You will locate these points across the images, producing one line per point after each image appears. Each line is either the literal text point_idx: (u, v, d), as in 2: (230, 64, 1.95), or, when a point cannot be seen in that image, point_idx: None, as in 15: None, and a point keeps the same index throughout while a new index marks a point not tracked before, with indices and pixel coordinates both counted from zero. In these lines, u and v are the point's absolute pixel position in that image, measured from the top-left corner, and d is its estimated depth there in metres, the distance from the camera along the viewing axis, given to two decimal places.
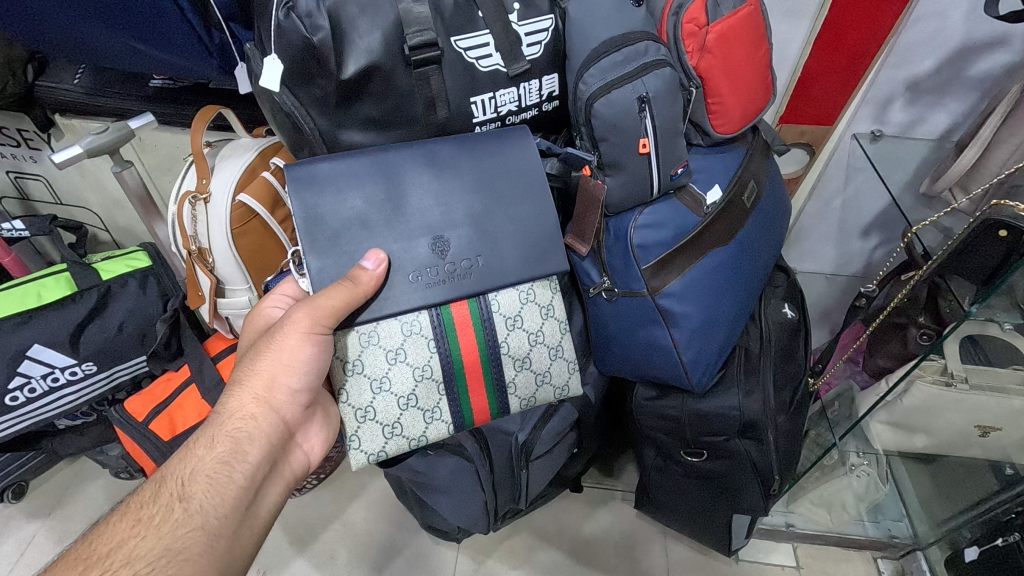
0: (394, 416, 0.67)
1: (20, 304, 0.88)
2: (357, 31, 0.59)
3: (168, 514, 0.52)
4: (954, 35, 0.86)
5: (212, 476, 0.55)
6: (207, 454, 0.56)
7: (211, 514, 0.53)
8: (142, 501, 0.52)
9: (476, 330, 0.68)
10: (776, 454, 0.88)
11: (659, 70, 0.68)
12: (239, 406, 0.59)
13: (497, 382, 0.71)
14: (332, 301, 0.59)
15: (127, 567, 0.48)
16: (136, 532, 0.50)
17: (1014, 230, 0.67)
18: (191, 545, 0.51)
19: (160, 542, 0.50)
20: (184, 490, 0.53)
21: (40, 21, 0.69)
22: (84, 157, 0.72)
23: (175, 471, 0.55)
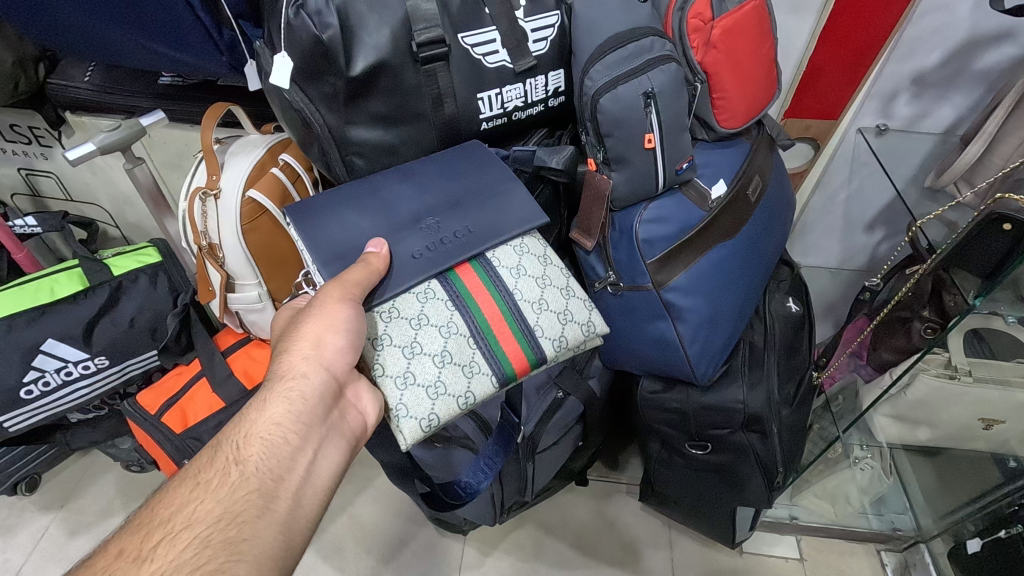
0: (435, 374, 0.61)
1: (34, 299, 0.89)
2: (366, 29, 0.60)
3: (224, 477, 0.50)
4: (960, 28, 0.86)
5: (264, 439, 0.53)
6: (260, 418, 0.55)
7: (266, 476, 0.51)
8: (201, 467, 0.51)
9: (489, 285, 0.65)
10: (780, 446, 0.89)
11: (664, 66, 0.68)
12: (288, 367, 0.57)
13: (525, 325, 0.65)
14: (358, 274, 0.58)
15: (188, 529, 0.47)
16: (195, 495, 0.49)
17: (1018, 224, 0.68)
18: (248, 507, 0.49)
19: (218, 505, 0.49)
20: (239, 454, 0.52)
21: (56, 19, 0.70)
22: (97, 154, 0.73)
23: (230, 437, 0.54)
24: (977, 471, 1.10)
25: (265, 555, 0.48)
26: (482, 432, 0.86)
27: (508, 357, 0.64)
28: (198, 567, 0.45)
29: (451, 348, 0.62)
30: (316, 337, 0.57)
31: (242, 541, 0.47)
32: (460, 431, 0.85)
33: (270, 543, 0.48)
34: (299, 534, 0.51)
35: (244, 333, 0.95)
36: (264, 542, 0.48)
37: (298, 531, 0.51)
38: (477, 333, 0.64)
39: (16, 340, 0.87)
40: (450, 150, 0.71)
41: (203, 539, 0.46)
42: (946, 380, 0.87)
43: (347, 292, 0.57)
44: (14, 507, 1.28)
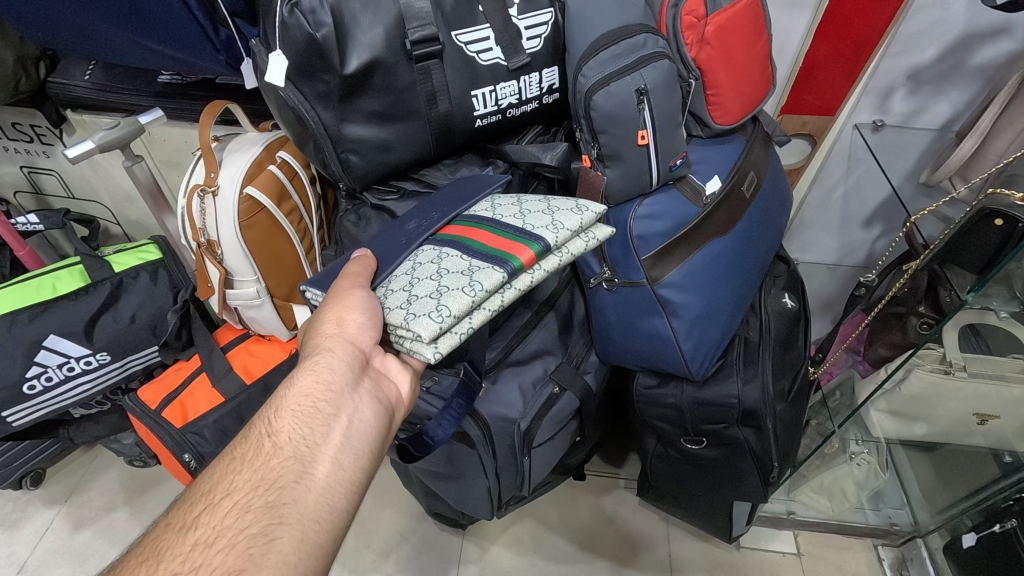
0: (436, 287, 0.57)
1: (36, 296, 0.90)
2: (359, 27, 0.60)
3: (259, 449, 0.50)
4: (956, 24, 0.86)
5: (295, 409, 0.52)
6: (290, 391, 0.54)
7: (301, 444, 0.50)
8: (237, 442, 0.51)
9: (474, 225, 0.65)
10: (776, 441, 0.89)
11: (657, 63, 0.69)
12: (317, 346, 0.57)
13: (517, 227, 0.62)
14: (357, 267, 0.63)
15: (227, 498, 0.46)
16: (232, 468, 0.49)
17: (1009, 218, 0.67)
18: (286, 473, 0.48)
19: (256, 474, 0.48)
20: (273, 427, 0.52)
21: (55, 19, 0.71)
22: (96, 152, 0.74)
23: (264, 411, 0.53)
24: (976, 467, 1.09)
25: (307, 517, 0.47)
26: (479, 426, 0.86)
27: (508, 253, 0.59)
28: (242, 532, 0.44)
29: (448, 268, 0.59)
30: (338, 316, 0.58)
31: (284, 505, 0.46)
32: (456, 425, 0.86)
33: (312, 506, 0.47)
34: (341, 498, 0.49)
35: (244, 329, 0.97)
36: (304, 505, 0.47)
37: (339, 495, 0.49)
38: (475, 249, 0.61)
39: (18, 336, 0.88)
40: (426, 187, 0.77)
41: (244, 505, 0.46)
42: (940, 375, 0.86)
43: (355, 280, 0.61)
44: (19, 501, 1.29)
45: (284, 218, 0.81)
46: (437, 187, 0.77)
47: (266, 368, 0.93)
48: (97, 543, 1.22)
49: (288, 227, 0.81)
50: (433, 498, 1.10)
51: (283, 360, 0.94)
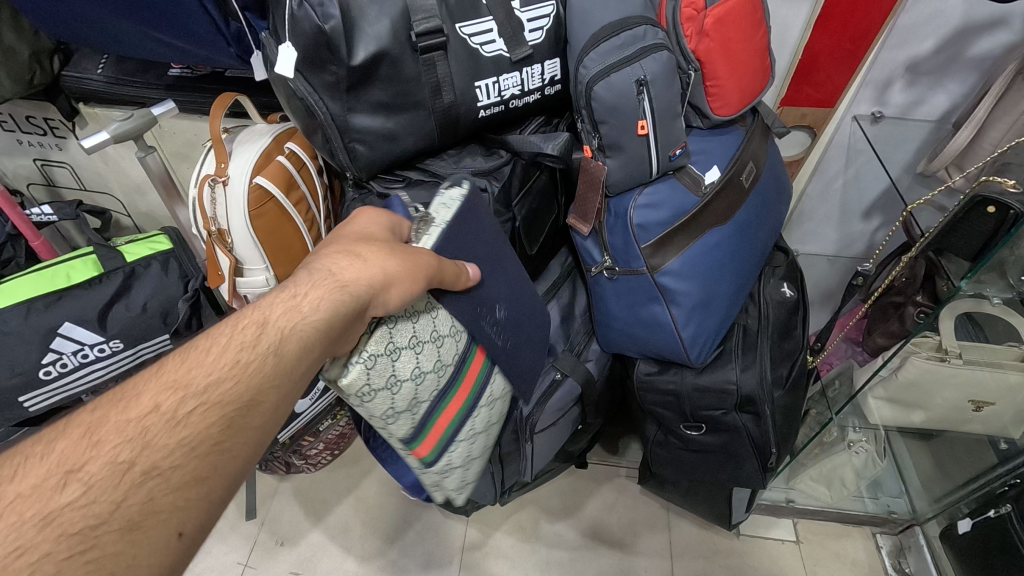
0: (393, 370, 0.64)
1: (50, 284, 0.92)
2: (366, 19, 0.62)
3: (258, 365, 0.48)
4: (953, 15, 0.87)
5: (303, 342, 0.50)
6: (306, 316, 0.51)
7: (294, 378, 0.49)
8: (237, 341, 0.48)
9: (469, 386, 0.72)
10: (773, 428, 0.91)
11: (656, 54, 0.70)
12: (350, 279, 0.54)
13: (445, 437, 0.73)
14: (451, 270, 0.62)
15: (213, 405, 0.44)
16: (227, 374, 0.46)
17: (1000, 206, 0.68)
18: (266, 396, 0.47)
19: (246, 388, 0.46)
20: (277, 347, 0.49)
21: (73, 13, 0.73)
22: (111, 143, 0.76)
23: (274, 322, 0.50)
24: (975, 456, 1.09)
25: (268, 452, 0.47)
26: None
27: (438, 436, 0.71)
28: (215, 447, 0.43)
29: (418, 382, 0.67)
30: (390, 277, 0.55)
31: (256, 431, 0.46)
32: None
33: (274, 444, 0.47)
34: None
35: None
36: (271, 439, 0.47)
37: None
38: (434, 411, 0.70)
39: (34, 324, 0.91)
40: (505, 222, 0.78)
41: (223, 418, 0.44)
42: (936, 362, 0.87)
43: (434, 276, 0.58)
44: None
45: (293, 207, 0.83)
46: (439, 176, 0.78)
47: None
48: None
49: (296, 216, 0.84)
50: None
51: None
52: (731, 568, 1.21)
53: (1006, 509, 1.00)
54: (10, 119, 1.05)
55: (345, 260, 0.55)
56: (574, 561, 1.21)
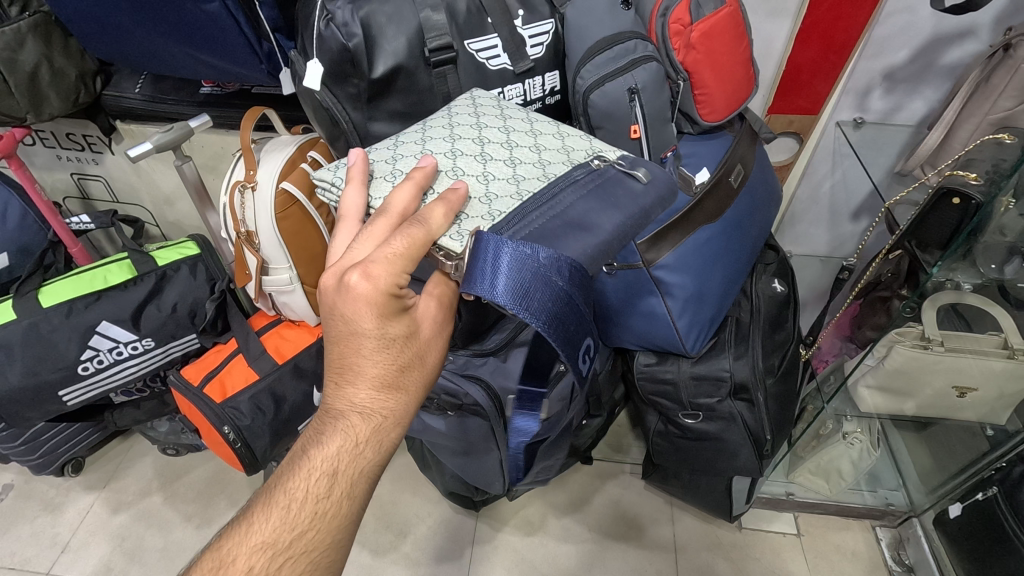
0: (509, 156, 0.66)
1: (89, 286, 1.00)
2: (385, 37, 0.69)
3: (334, 509, 0.56)
4: (924, 28, 0.94)
5: (369, 475, 0.58)
6: (360, 449, 0.57)
7: (364, 505, 0.58)
8: (308, 492, 0.55)
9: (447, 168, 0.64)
10: (767, 415, 0.96)
11: (647, 64, 0.77)
12: (386, 402, 0.58)
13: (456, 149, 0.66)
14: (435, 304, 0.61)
15: (302, 555, 0.54)
16: (309, 525, 0.54)
17: (964, 197, 0.75)
18: (345, 530, 0.56)
19: (326, 532, 0.55)
20: (345, 485, 0.56)
21: (121, 37, 0.81)
22: (152, 152, 0.83)
23: (345, 465, 0.57)
24: (969, 446, 1.11)
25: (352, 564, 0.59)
26: (491, 399, 0.93)
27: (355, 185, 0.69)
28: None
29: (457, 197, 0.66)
30: (414, 379, 0.60)
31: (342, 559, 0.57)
32: (471, 399, 0.93)
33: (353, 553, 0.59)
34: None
35: (276, 315, 1.04)
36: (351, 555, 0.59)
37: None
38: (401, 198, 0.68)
39: (75, 322, 0.97)
40: (634, 199, 0.64)
41: (315, 563, 0.54)
42: (919, 350, 0.92)
43: (440, 330, 0.62)
44: (61, 487, 1.38)
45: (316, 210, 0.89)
46: None
47: (297, 350, 1.01)
48: (134, 525, 1.31)
49: (319, 219, 0.90)
50: (448, 476, 1.17)
51: (312, 343, 1.03)
52: (733, 560, 1.24)
53: (993, 491, 1.05)
54: (50, 136, 1.14)
55: (373, 378, 0.57)
56: (582, 554, 1.25)
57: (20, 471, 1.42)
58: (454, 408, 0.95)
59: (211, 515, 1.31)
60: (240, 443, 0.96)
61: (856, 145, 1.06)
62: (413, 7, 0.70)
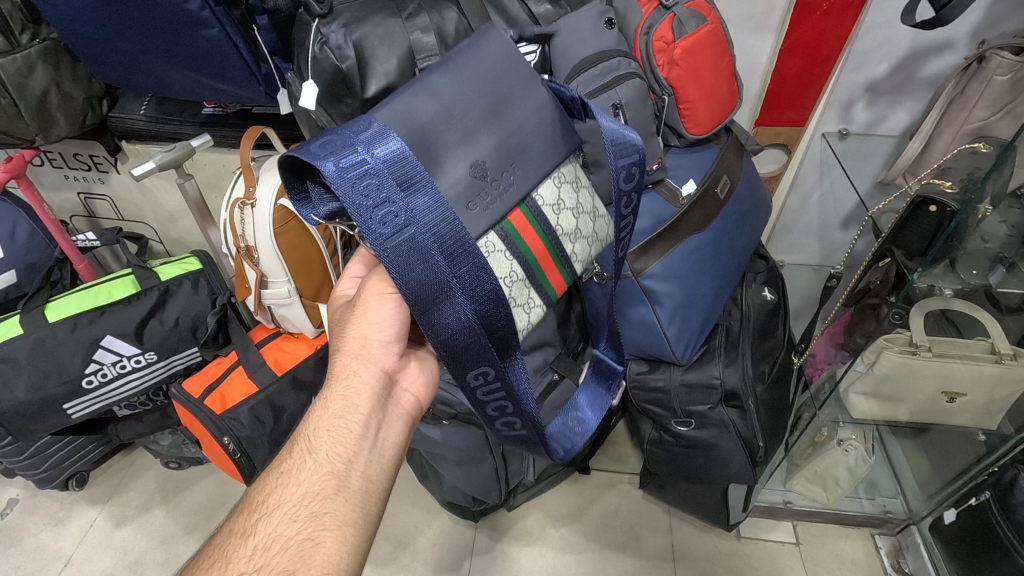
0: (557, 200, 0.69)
1: (93, 301, 1.02)
2: (377, 59, 0.72)
3: (302, 465, 0.60)
4: (903, 42, 0.96)
5: (331, 430, 0.62)
6: (326, 412, 0.64)
7: (337, 461, 0.61)
8: (284, 461, 0.62)
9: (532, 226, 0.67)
10: (758, 421, 0.97)
11: (630, 81, 0.80)
12: (342, 367, 0.67)
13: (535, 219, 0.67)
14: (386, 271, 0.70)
15: (280, 508, 0.57)
16: (283, 483, 0.59)
17: (940, 204, 0.77)
18: (325, 486, 0.59)
19: (300, 486, 0.58)
20: (313, 445, 0.61)
21: (125, 62, 0.84)
22: (156, 171, 0.86)
23: (312, 422, 0.64)
24: (965, 452, 1.12)
25: (345, 524, 0.58)
26: None
27: (553, 287, 0.72)
28: (291, 538, 0.55)
29: (545, 196, 0.68)
30: (362, 337, 0.68)
31: (325, 515, 0.57)
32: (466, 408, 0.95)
33: (348, 515, 0.58)
34: (374, 505, 0.61)
35: (275, 328, 1.07)
36: (343, 515, 0.58)
37: (375, 502, 0.61)
38: (558, 229, 0.69)
39: (80, 336, 1.00)
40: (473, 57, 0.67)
41: (292, 515, 0.57)
42: (908, 355, 0.93)
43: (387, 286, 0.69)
44: (65, 501, 1.40)
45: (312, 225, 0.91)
46: None
47: (296, 361, 1.04)
48: (136, 538, 1.32)
49: (315, 233, 0.92)
50: (446, 487, 1.18)
51: (311, 355, 1.05)
52: (731, 568, 1.24)
53: (985, 496, 1.05)
54: (58, 157, 1.18)
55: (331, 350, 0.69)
56: (580, 564, 1.26)
57: (25, 485, 1.44)
58: (449, 417, 0.97)
59: (213, 527, 1.32)
60: (240, 454, 0.97)
61: (840, 156, 1.09)
62: (404, 30, 0.73)
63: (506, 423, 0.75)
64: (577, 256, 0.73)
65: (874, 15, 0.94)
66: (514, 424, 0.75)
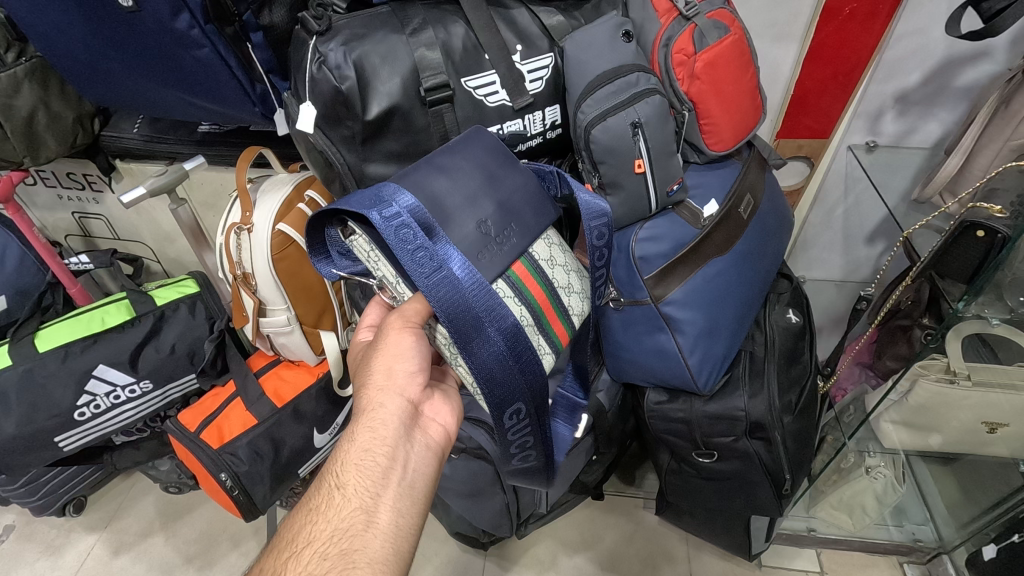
0: (548, 254, 0.70)
1: (86, 328, 0.98)
2: (379, 79, 0.67)
3: (330, 501, 0.56)
4: (936, 51, 0.91)
5: (358, 463, 0.58)
6: (352, 446, 0.59)
7: (366, 495, 0.56)
8: (312, 497, 0.58)
9: (540, 284, 0.68)
10: (785, 453, 0.92)
11: (650, 98, 0.75)
12: (367, 397, 0.62)
13: (544, 279, 0.68)
14: (415, 306, 0.62)
15: (308, 546, 0.53)
16: (310, 520, 0.55)
17: (990, 230, 0.73)
18: (355, 522, 0.55)
19: (329, 523, 0.55)
20: (340, 480, 0.57)
21: (114, 83, 0.80)
22: (146, 197, 0.82)
23: (339, 455, 0.60)
24: (999, 476, 1.07)
25: (376, 562, 0.53)
26: (495, 441, 0.91)
27: (558, 333, 0.71)
28: None
29: (538, 251, 0.69)
30: (387, 367, 0.62)
31: (355, 552, 0.53)
32: (474, 442, 0.90)
33: (379, 551, 0.54)
34: (407, 542, 0.57)
35: (274, 355, 1.02)
36: (373, 552, 0.54)
37: (408, 538, 0.57)
38: (554, 281, 0.70)
39: (72, 366, 0.96)
40: (486, 140, 0.68)
41: (322, 553, 0.53)
42: (945, 384, 0.88)
43: (408, 321, 0.63)
44: (63, 527, 1.36)
45: None
46: None
47: (296, 392, 0.99)
48: (134, 567, 1.28)
49: None
50: (454, 517, 1.13)
51: (312, 384, 1.00)
52: None
53: None
54: (51, 176, 1.13)
55: (358, 380, 0.64)
56: None
57: (21, 511, 1.40)
58: (456, 451, 0.92)
59: (214, 556, 1.28)
60: (237, 490, 0.93)
61: (868, 169, 1.04)
62: (408, 47, 0.68)
63: (523, 455, 0.77)
64: (574, 310, 0.74)
65: (907, 23, 0.89)
66: (530, 456, 0.77)
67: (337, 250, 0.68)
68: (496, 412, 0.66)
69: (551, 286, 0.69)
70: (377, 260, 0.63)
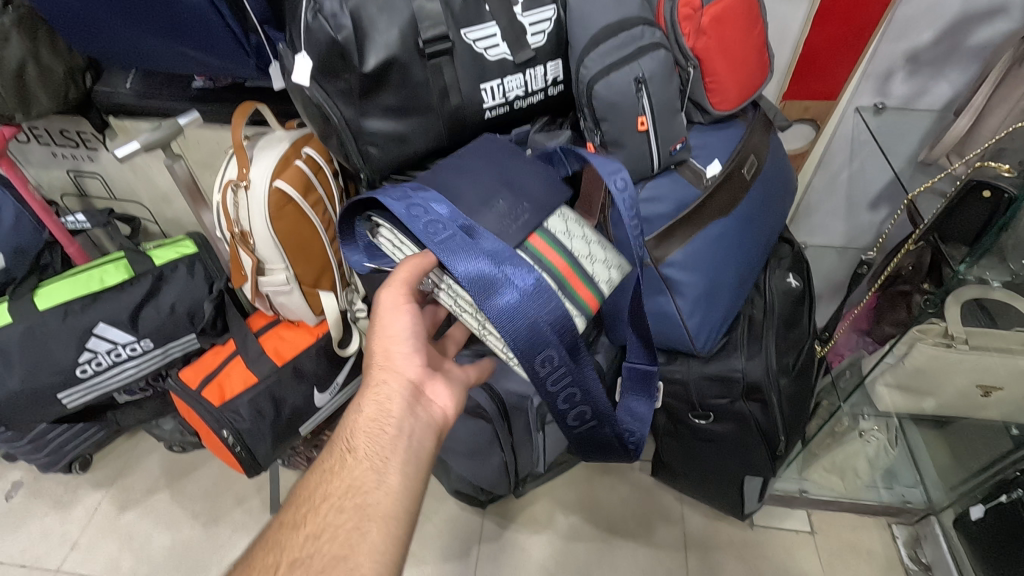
0: (565, 228, 0.70)
1: (86, 287, 0.98)
2: (377, 29, 0.65)
3: (342, 463, 0.58)
4: (950, 7, 0.88)
5: (367, 432, 0.60)
6: (360, 417, 0.61)
7: (375, 457, 0.58)
8: (323, 463, 0.60)
9: (557, 251, 0.67)
10: (780, 414, 0.93)
11: (654, 52, 0.74)
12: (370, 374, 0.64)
13: (561, 244, 0.68)
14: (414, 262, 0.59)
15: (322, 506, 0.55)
16: (323, 481, 0.57)
17: (997, 190, 0.74)
18: (366, 480, 0.57)
19: (342, 482, 0.57)
20: (351, 447, 0.59)
21: (105, 33, 0.78)
22: (141, 152, 0.80)
23: (346, 428, 0.61)
24: (991, 444, 1.07)
25: (388, 517, 0.55)
26: (494, 401, 0.92)
27: (585, 300, 0.67)
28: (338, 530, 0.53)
29: (556, 227, 0.70)
30: (385, 350, 0.64)
31: (367, 508, 0.55)
32: (474, 401, 0.92)
33: (389, 509, 0.56)
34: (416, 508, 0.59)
35: (274, 315, 1.03)
36: (385, 510, 0.56)
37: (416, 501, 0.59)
38: (575, 253, 0.69)
39: (72, 324, 0.96)
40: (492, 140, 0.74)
41: (337, 507, 0.55)
42: (942, 348, 0.88)
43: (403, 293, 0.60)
44: (70, 484, 1.39)
45: (311, 209, 0.87)
46: None
47: (296, 351, 0.99)
48: (141, 523, 1.31)
49: (314, 217, 0.88)
50: (454, 476, 1.16)
51: (312, 344, 1.01)
52: (744, 558, 1.20)
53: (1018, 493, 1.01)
54: (44, 133, 1.11)
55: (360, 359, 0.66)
56: (589, 552, 1.23)
57: (29, 468, 1.43)
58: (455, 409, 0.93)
59: (219, 512, 1.31)
60: (239, 447, 0.95)
61: (875, 132, 1.02)
62: None
63: (576, 413, 0.72)
64: (601, 278, 0.70)
65: None
66: (585, 412, 0.72)
67: (368, 246, 0.70)
68: (529, 362, 0.60)
69: (571, 253, 0.68)
70: (401, 246, 0.66)
